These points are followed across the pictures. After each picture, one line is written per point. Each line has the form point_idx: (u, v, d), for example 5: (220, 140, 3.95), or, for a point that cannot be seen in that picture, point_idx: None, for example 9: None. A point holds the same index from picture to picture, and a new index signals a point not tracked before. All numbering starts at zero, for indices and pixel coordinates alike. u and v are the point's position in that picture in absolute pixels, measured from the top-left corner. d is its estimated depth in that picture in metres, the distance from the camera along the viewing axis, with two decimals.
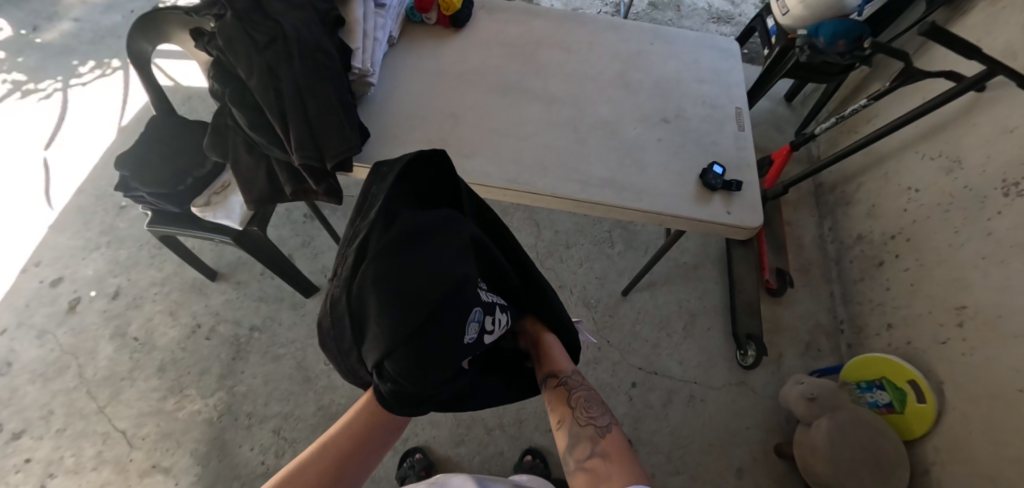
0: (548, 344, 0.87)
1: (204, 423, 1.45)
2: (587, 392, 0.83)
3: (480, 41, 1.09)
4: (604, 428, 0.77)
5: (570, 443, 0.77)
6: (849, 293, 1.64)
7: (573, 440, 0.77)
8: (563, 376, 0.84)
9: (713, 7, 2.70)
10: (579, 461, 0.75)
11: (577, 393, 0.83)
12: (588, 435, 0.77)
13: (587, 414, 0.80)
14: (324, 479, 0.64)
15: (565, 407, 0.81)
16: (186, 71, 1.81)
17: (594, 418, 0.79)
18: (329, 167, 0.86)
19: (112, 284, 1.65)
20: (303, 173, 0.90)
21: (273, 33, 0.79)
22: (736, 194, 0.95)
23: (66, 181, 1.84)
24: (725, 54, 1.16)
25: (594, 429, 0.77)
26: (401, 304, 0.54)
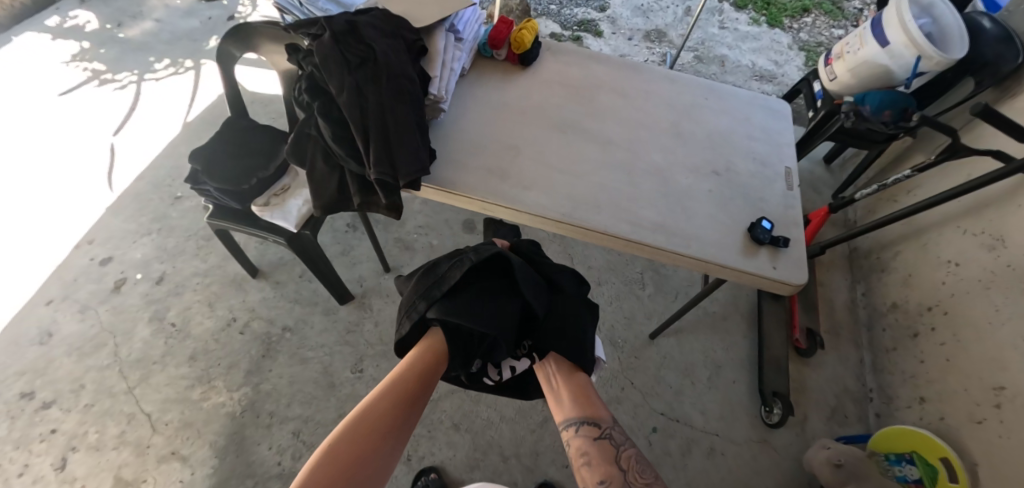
0: (592, 398, 0.98)
1: (225, 416, 1.46)
2: (632, 450, 0.90)
3: (543, 80, 1.14)
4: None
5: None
6: (880, 360, 1.62)
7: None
8: (607, 431, 0.92)
9: (757, 65, 2.77)
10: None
11: (624, 454, 0.89)
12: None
13: (638, 477, 0.85)
14: (389, 418, 0.90)
15: (612, 465, 0.87)
16: (258, 75, 1.96)
17: (645, 482, 0.84)
18: (399, 185, 0.89)
19: (157, 269, 1.72)
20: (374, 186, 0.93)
21: (365, 56, 0.85)
22: (782, 250, 0.96)
23: (128, 168, 1.97)
24: (776, 115, 1.19)
25: None
26: (474, 292, 0.95)
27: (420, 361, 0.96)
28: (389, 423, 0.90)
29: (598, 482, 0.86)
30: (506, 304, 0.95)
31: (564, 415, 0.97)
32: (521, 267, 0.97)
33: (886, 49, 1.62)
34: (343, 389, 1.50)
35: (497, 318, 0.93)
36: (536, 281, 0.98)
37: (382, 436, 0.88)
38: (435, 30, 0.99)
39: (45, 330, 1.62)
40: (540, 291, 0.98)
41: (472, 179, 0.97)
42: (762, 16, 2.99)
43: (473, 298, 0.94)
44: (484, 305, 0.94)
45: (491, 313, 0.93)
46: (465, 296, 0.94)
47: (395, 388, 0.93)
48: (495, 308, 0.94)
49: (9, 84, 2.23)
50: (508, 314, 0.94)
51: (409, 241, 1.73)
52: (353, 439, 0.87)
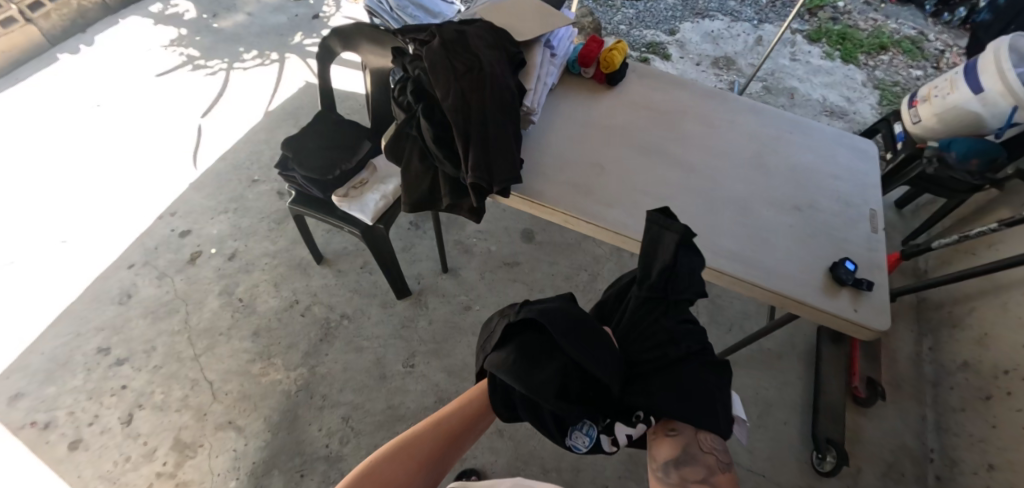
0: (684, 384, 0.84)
1: (281, 393, 1.52)
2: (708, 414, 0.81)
3: (628, 101, 1.16)
4: (726, 464, 0.77)
5: (682, 458, 0.78)
6: (945, 420, 1.55)
7: (687, 457, 0.77)
8: None
9: (827, 100, 2.70)
10: (688, 480, 0.76)
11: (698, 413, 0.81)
12: (708, 462, 0.77)
13: (708, 438, 0.79)
14: (430, 451, 0.81)
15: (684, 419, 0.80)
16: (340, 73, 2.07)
17: (715, 448, 0.78)
18: (491, 192, 0.91)
19: (231, 246, 1.81)
20: (465, 189, 0.95)
21: (471, 64, 0.89)
22: (866, 293, 0.94)
23: (212, 149, 2.09)
24: (864, 155, 1.17)
25: (715, 459, 0.77)
26: (523, 359, 0.80)
27: (478, 399, 0.84)
28: (428, 460, 0.81)
29: (668, 429, 0.80)
30: (550, 372, 0.78)
31: None
32: (563, 321, 0.81)
33: (978, 96, 1.56)
34: (394, 382, 1.53)
35: (530, 380, 0.77)
36: (592, 339, 0.81)
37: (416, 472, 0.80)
38: (534, 45, 1.02)
39: (125, 291, 1.73)
40: (598, 351, 0.80)
41: (557, 191, 1.00)
42: (836, 51, 2.92)
43: (509, 359, 0.80)
44: (516, 366, 0.79)
45: (531, 382, 0.77)
46: (504, 357, 0.80)
47: (443, 425, 0.83)
48: (531, 369, 0.78)
49: (113, 63, 2.41)
50: (555, 384, 0.77)
51: (468, 244, 1.77)
52: (388, 466, 0.79)
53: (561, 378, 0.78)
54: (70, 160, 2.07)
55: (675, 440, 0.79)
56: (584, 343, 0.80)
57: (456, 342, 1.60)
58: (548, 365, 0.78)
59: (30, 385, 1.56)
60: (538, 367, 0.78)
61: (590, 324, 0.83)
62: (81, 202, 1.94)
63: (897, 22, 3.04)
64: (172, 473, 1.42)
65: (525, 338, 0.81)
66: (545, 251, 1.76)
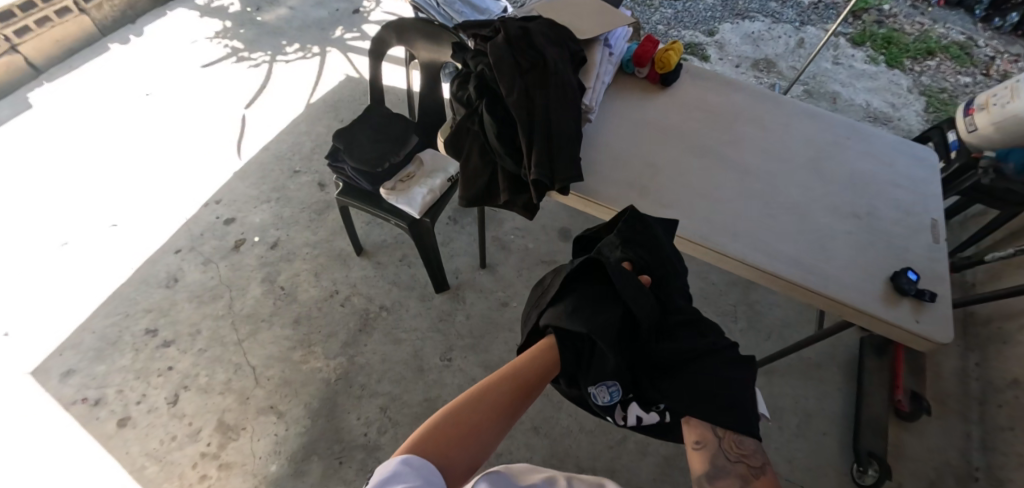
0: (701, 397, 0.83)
1: (321, 381, 1.55)
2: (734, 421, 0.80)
3: (682, 102, 1.15)
4: (758, 469, 0.75)
5: (712, 472, 0.76)
6: (992, 439, 1.50)
7: (717, 470, 0.76)
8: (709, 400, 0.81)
9: (871, 105, 2.63)
10: None
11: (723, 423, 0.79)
12: (739, 472, 0.75)
13: (735, 447, 0.77)
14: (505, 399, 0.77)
15: (709, 430, 0.79)
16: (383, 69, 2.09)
17: (745, 454, 0.76)
18: (551, 190, 0.91)
19: (273, 235, 1.85)
20: (525, 186, 0.95)
21: (535, 61, 0.89)
22: (928, 304, 0.91)
23: (255, 139, 2.14)
24: (924, 164, 1.14)
25: (746, 467, 0.75)
26: (582, 306, 0.82)
27: (549, 349, 0.82)
28: (499, 407, 0.76)
29: (693, 443, 0.79)
30: (608, 315, 0.81)
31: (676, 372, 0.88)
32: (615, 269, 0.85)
33: None
34: (431, 375, 1.55)
35: (592, 322, 0.80)
36: (641, 291, 0.84)
37: (490, 420, 0.75)
38: (594, 43, 1.02)
39: (172, 275, 1.78)
40: (647, 304, 0.83)
41: (613, 190, 0.99)
42: (880, 55, 2.85)
43: (565, 306, 0.83)
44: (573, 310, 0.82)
45: (594, 321, 0.80)
46: (564, 305, 0.83)
47: (513, 374, 0.80)
48: (588, 312, 0.81)
49: (162, 53, 2.48)
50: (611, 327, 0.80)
51: (506, 241, 1.78)
52: (460, 414, 0.75)
53: (616, 324, 0.81)
54: (120, 146, 2.13)
55: (701, 456, 0.78)
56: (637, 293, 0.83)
57: (493, 338, 1.60)
58: (604, 312, 0.81)
59: (81, 363, 1.62)
60: (596, 312, 0.81)
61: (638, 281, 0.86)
62: (131, 187, 2.01)
63: (945, 26, 2.95)
64: (215, 454, 1.46)
65: (581, 287, 0.85)
66: None
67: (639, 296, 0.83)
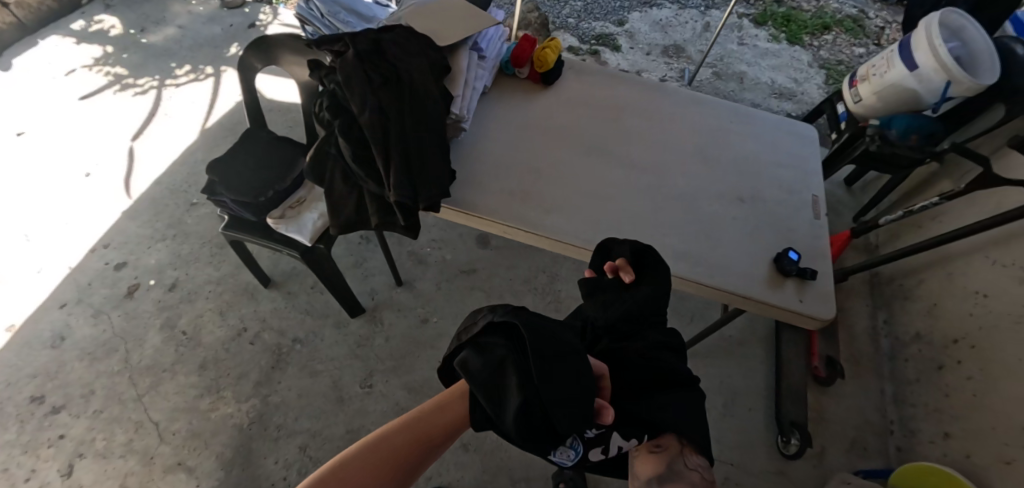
0: None
1: (233, 427, 1.44)
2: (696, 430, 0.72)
3: (566, 99, 1.12)
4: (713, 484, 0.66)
5: (665, 475, 0.66)
6: (902, 391, 1.58)
7: (671, 473, 0.66)
8: None
9: (776, 82, 2.73)
10: None
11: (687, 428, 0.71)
12: (694, 479, 0.65)
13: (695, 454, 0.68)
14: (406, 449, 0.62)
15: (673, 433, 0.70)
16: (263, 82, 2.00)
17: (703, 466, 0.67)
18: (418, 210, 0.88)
19: (171, 276, 1.71)
20: (394, 208, 0.90)
21: (388, 76, 0.84)
22: (810, 282, 0.93)
23: (146, 173, 1.98)
24: (804, 141, 1.18)
25: (701, 477, 0.66)
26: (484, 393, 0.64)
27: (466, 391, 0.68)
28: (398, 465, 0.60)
29: (651, 445, 0.69)
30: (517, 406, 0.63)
31: None
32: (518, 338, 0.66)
33: (914, 74, 1.56)
34: (352, 405, 1.47)
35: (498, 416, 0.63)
36: (554, 356, 0.66)
37: (366, 486, 0.58)
38: (459, 49, 0.98)
39: (58, 334, 1.62)
40: (560, 373, 0.65)
41: (493, 201, 0.95)
42: (781, 33, 2.96)
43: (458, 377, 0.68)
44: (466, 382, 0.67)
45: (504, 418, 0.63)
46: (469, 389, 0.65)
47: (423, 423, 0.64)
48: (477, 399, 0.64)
49: (33, 88, 2.26)
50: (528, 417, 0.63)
51: (422, 255, 1.71)
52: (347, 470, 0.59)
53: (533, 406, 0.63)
54: None
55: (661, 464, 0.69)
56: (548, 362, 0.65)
57: (415, 358, 1.54)
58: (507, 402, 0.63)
59: None
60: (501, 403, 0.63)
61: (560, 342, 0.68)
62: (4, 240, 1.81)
63: (839, 1, 3.09)
64: None
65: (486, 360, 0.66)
66: (502, 255, 1.72)
67: (551, 365, 0.65)
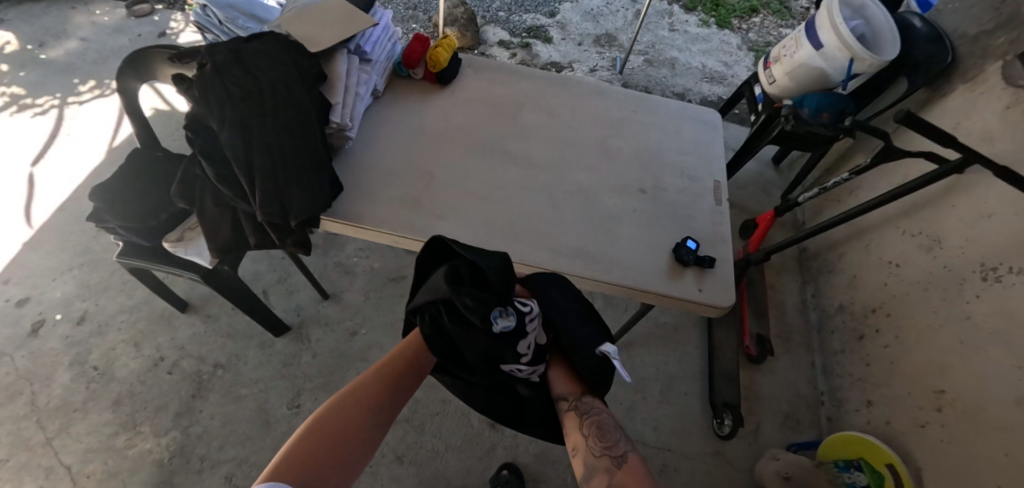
0: (582, 395, 0.98)
1: (153, 464, 1.37)
2: (598, 417, 0.94)
3: (461, 98, 1.18)
4: (621, 458, 0.88)
5: (587, 473, 0.89)
6: (830, 363, 1.62)
7: (592, 470, 0.88)
8: (575, 403, 0.97)
9: (707, 66, 2.74)
10: None
11: (589, 420, 0.94)
12: (604, 466, 0.88)
13: (600, 442, 0.90)
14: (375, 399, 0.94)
15: (579, 431, 0.93)
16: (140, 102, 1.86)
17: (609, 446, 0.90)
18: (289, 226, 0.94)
19: (78, 308, 1.58)
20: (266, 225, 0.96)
21: (248, 88, 0.90)
22: (709, 270, 0.97)
23: (48, 200, 1.80)
24: (708, 125, 1.22)
25: (609, 458, 0.89)
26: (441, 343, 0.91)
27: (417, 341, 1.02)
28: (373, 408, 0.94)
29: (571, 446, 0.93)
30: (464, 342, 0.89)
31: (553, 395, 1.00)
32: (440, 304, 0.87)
33: (819, 52, 1.53)
34: (280, 428, 1.42)
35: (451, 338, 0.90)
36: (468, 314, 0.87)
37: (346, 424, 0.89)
38: (335, 54, 1.05)
39: None
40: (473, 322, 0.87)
41: (383, 210, 0.99)
42: (711, 17, 2.95)
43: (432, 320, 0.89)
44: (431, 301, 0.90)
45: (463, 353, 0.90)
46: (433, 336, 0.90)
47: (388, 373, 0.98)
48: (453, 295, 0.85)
49: None
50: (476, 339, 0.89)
51: (349, 265, 1.67)
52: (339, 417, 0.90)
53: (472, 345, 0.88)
54: None
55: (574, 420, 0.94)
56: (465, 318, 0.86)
57: (344, 373, 1.49)
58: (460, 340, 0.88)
59: None
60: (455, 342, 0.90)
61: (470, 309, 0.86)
62: None
63: None
64: None
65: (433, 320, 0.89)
66: None
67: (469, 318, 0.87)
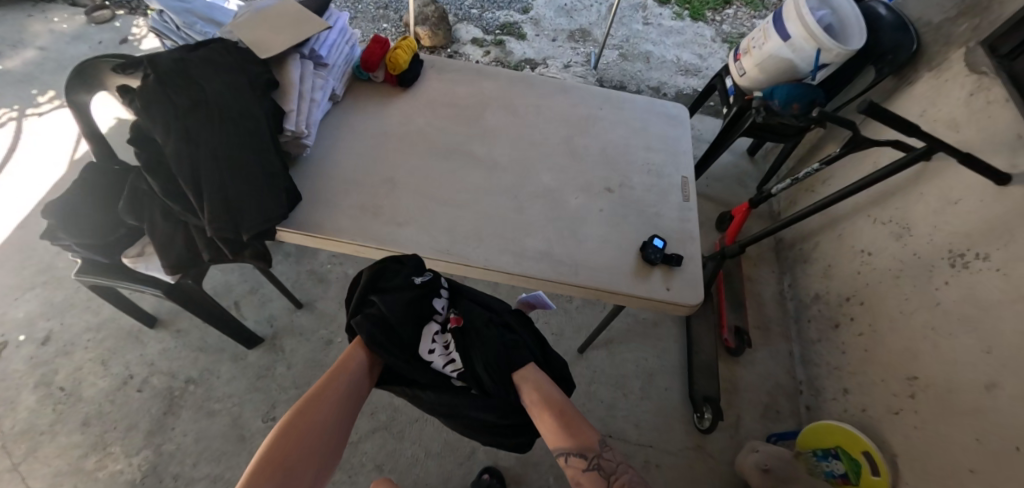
0: (591, 436, 0.92)
1: (125, 485, 1.32)
2: (621, 470, 0.89)
3: (424, 101, 1.22)
4: None
5: None
6: (807, 353, 1.63)
7: None
8: (594, 459, 0.90)
9: (682, 59, 2.72)
10: None
11: (615, 479, 0.88)
12: None
13: None
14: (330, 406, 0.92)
15: None
16: (100, 113, 1.74)
17: None
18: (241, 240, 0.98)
19: (43, 328, 1.50)
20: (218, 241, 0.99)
21: (194, 99, 0.89)
22: (676, 268, 1.02)
23: (8, 217, 1.70)
24: (674, 120, 1.27)
25: None
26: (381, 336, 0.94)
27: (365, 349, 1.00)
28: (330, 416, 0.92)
29: None
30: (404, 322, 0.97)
31: (559, 442, 0.92)
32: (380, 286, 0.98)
33: (787, 43, 1.51)
34: (255, 442, 1.39)
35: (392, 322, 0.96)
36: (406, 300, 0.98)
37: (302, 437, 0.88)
38: (287, 60, 1.07)
39: None
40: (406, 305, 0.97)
41: (344, 220, 1.03)
42: (685, 10, 2.91)
43: (371, 313, 0.96)
44: (364, 303, 0.98)
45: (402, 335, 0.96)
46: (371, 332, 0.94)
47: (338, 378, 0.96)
48: (380, 280, 0.98)
49: None
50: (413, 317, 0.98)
51: (323, 273, 1.64)
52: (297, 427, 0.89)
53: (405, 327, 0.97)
54: None
55: (565, 430, 0.92)
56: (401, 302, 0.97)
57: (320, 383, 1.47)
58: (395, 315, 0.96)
59: None
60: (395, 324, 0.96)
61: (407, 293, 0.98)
62: None
63: None
64: None
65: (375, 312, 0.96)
66: None
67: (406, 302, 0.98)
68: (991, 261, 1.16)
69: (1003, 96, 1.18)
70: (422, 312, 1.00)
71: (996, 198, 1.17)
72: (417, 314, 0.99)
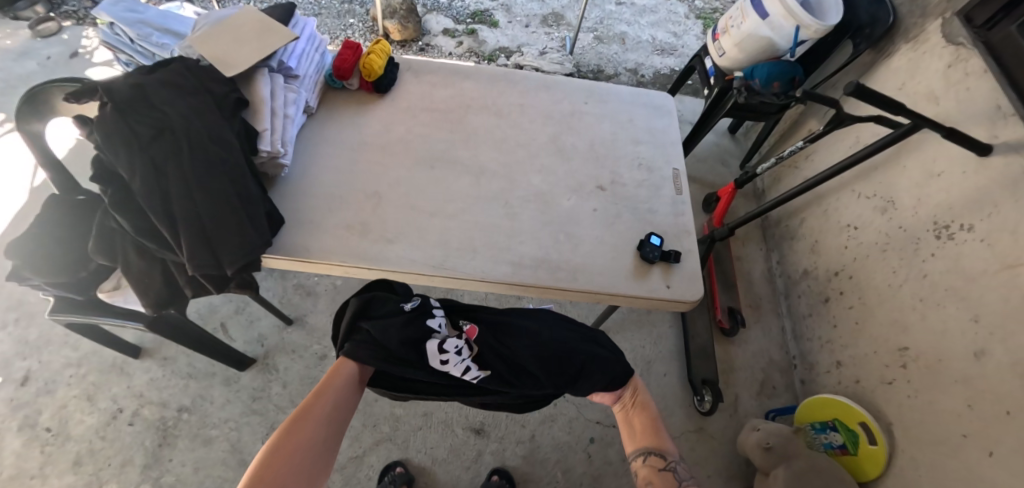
0: (669, 446, 0.91)
1: None
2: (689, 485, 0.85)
3: (403, 108, 1.19)
4: None
5: None
6: (799, 327, 1.65)
7: None
8: (671, 463, 0.87)
9: (657, 39, 2.69)
10: None
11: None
12: None
13: None
14: (318, 424, 0.83)
15: None
16: (56, 135, 1.65)
17: None
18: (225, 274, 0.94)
19: (21, 368, 1.43)
20: (201, 278, 0.95)
21: (158, 126, 0.86)
22: (675, 265, 1.03)
23: None
24: (659, 111, 1.26)
25: None
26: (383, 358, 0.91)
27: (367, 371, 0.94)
28: (319, 436, 0.82)
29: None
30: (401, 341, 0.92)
31: (638, 441, 0.93)
32: (369, 312, 0.96)
33: (766, 21, 1.50)
34: None
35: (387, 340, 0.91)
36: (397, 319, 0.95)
37: (291, 457, 0.78)
38: (255, 77, 1.03)
39: None
40: (396, 324, 0.93)
41: (332, 241, 1.00)
42: None
43: (363, 339, 0.92)
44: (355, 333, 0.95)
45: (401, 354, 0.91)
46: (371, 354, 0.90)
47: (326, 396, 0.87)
48: (370, 309, 0.96)
49: None
50: (410, 334, 0.94)
51: (311, 286, 1.60)
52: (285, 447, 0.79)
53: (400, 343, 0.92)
54: None
55: (654, 429, 0.92)
56: (392, 323, 0.93)
57: None
58: (389, 335, 0.92)
59: None
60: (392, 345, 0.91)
61: (396, 314, 0.95)
62: None
63: None
64: None
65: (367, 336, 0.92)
66: None
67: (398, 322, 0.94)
68: (975, 232, 1.18)
69: (981, 68, 1.19)
70: (420, 328, 0.96)
71: (977, 170, 1.19)
72: (410, 331, 0.94)
